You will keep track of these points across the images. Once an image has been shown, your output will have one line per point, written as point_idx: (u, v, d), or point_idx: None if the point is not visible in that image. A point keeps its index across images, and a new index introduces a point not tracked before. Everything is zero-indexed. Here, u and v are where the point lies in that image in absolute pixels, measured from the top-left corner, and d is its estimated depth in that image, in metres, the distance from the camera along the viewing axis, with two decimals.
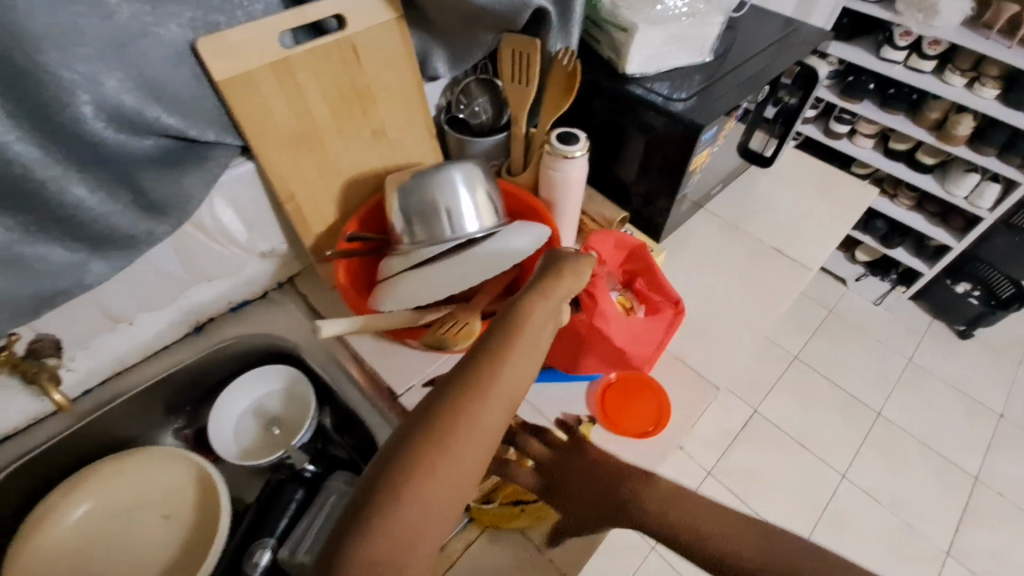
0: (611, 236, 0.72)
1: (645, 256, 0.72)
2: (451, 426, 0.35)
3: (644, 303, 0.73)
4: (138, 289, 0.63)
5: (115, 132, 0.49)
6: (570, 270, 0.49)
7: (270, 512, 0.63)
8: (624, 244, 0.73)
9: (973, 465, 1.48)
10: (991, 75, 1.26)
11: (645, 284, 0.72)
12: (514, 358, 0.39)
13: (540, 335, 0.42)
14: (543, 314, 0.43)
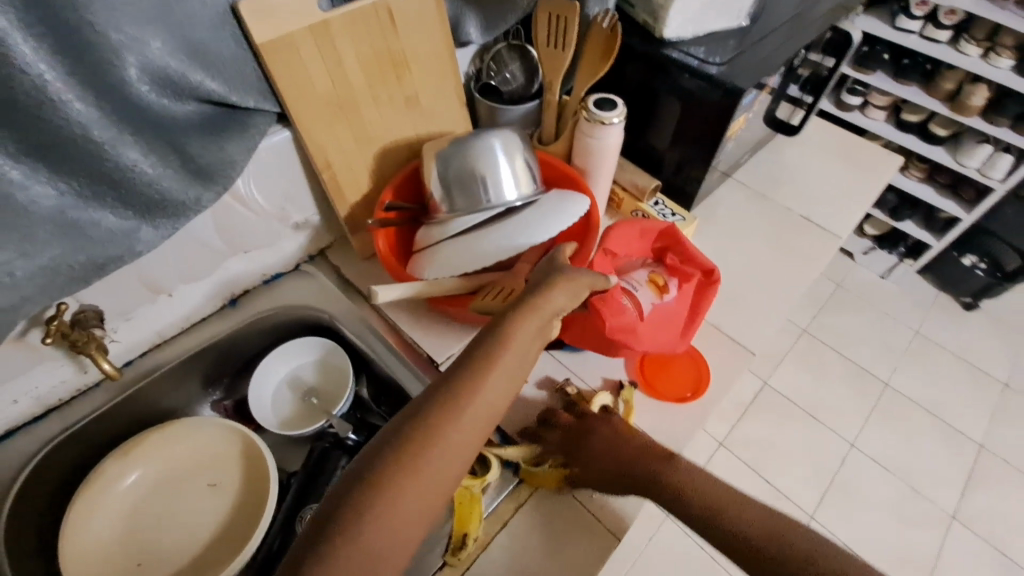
0: (636, 224, 0.70)
1: (673, 235, 0.70)
2: (434, 426, 0.41)
3: (674, 275, 0.69)
4: (178, 259, 0.62)
5: (158, 96, 0.48)
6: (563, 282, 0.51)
7: (317, 481, 0.65)
8: (649, 232, 0.71)
9: (977, 432, 1.51)
10: (1007, 45, 1.24)
11: (676, 258, 0.69)
12: (495, 370, 0.44)
13: (526, 349, 0.46)
14: (530, 328, 0.47)
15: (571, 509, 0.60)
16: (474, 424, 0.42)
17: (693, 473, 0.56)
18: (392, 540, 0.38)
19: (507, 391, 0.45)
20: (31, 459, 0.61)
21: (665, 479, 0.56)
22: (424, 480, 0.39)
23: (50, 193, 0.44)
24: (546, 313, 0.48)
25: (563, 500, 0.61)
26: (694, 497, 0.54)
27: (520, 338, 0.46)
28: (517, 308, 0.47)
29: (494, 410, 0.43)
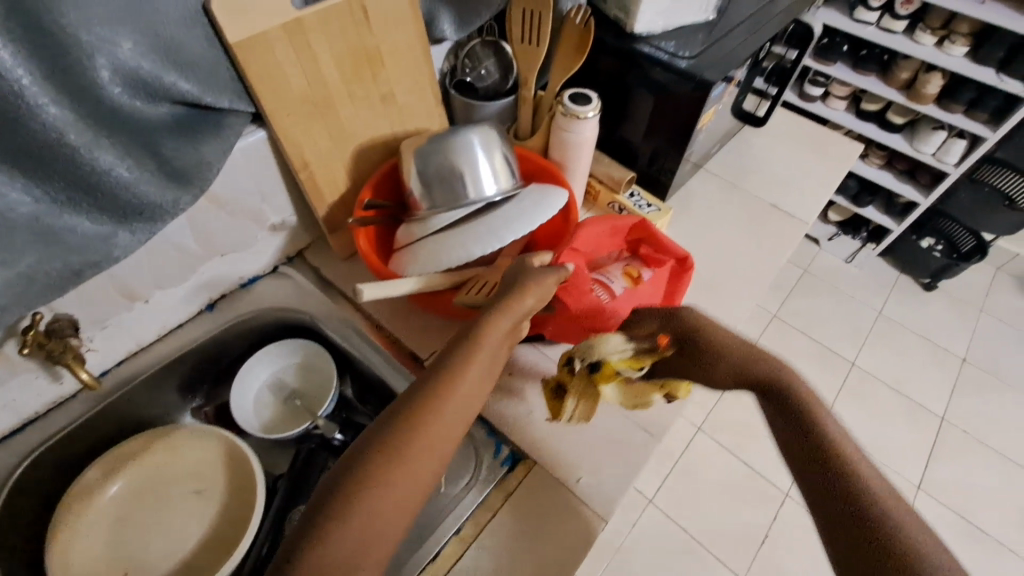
0: (606, 222, 0.68)
1: (646, 229, 0.69)
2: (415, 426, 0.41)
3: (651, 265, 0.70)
4: (153, 265, 0.61)
5: (130, 98, 0.47)
6: (533, 288, 0.52)
7: (306, 483, 0.66)
8: (621, 228, 0.69)
9: (939, 406, 1.58)
10: (961, 32, 1.29)
11: (650, 249, 0.70)
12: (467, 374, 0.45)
13: (495, 352, 0.48)
14: (497, 333, 0.48)
15: (559, 497, 0.61)
16: (453, 428, 0.43)
17: (835, 426, 0.46)
18: (373, 538, 0.38)
19: (478, 393, 0.46)
20: (9, 475, 0.59)
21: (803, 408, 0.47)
22: (407, 477, 0.40)
23: (26, 200, 0.44)
24: (516, 315, 0.50)
25: (552, 484, 0.62)
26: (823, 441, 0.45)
27: (489, 340, 0.47)
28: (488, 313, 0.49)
29: (469, 409, 0.45)
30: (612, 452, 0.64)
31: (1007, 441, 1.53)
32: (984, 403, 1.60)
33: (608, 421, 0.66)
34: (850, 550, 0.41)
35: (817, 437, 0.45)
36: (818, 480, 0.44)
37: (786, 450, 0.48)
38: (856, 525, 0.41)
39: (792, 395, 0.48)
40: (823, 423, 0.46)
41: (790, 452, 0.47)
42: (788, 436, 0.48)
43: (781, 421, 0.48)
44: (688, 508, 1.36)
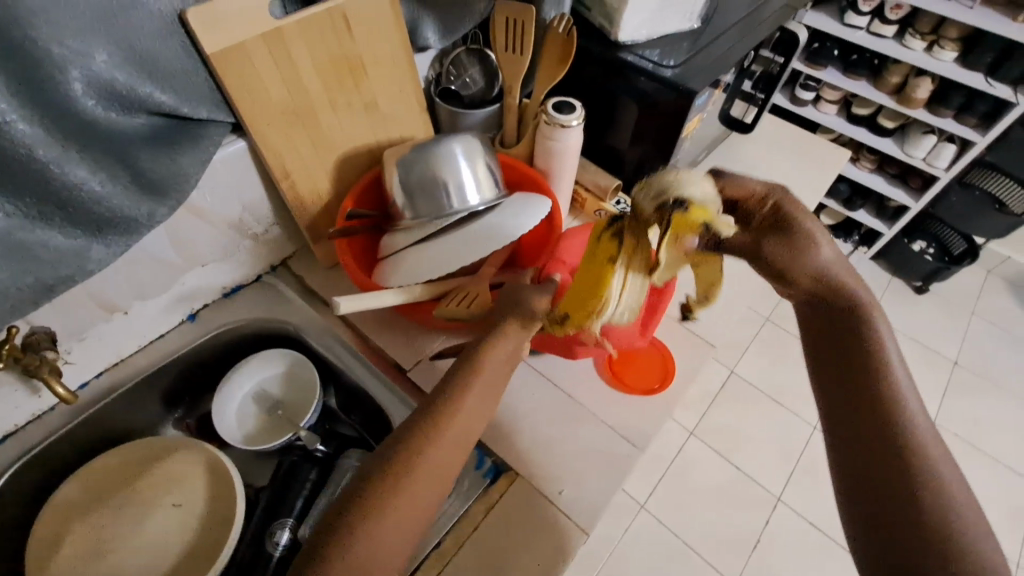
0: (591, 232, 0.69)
1: None
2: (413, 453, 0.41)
3: None
4: (132, 277, 0.61)
5: (106, 111, 0.47)
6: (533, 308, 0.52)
7: (287, 494, 0.64)
8: None
9: (931, 410, 1.58)
10: (950, 37, 1.29)
11: None
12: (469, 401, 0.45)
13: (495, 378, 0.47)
14: (499, 358, 0.48)
15: (541, 509, 0.61)
16: (452, 456, 0.43)
17: (911, 396, 0.39)
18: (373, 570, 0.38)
19: (481, 416, 0.46)
20: None
21: (882, 369, 0.39)
22: (408, 508, 0.40)
23: None
24: (517, 341, 0.49)
25: (535, 498, 0.61)
26: (893, 404, 0.38)
27: (492, 364, 0.47)
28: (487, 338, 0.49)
29: (468, 435, 0.45)
30: (595, 463, 0.63)
31: (998, 444, 1.53)
32: (975, 406, 1.60)
33: (590, 430, 0.66)
34: (874, 480, 0.37)
35: (890, 400, 0.38)
36: (874, 444, 0.37)
37: (825, 384, 0.41)
38: (886, 450, 0.37)
39: (856, 315, 0.41)
40: (898, 386, 0.39)
41: (848, 404, 0.39)
42: (841, 385, 0.40)
43: (829, 338, 0.42)
44: (679, 513, 1.36)
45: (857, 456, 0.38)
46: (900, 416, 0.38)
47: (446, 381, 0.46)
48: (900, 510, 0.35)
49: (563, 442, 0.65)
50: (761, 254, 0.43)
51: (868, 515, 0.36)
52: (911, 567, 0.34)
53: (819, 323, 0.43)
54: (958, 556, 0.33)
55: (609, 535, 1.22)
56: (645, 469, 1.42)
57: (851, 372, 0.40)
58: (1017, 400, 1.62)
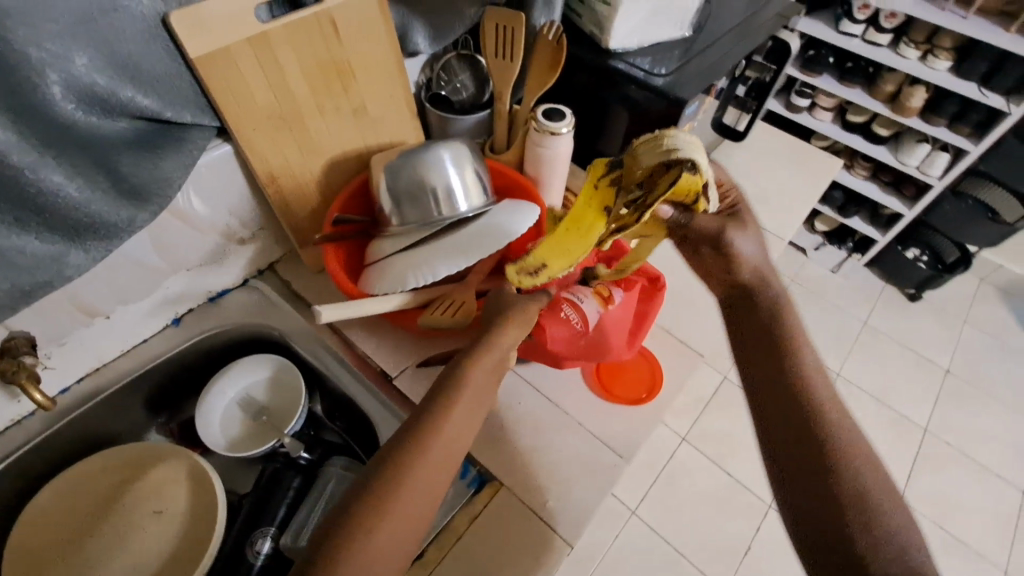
0: None
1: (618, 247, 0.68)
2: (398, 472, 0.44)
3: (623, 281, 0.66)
4: (114, 281, 0.60)
5: (86, 114, 0.46)
6: (517, 319, 0.53)
7: (270, 502, 0.63)
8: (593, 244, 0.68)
9: (922, 417, 1.59)
10: (944, 47, 1.29)
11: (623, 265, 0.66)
12: (451, 421, 0.48)
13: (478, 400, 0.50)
14: (482, 374, 0.50)
15: (525, 519, 0.60)
16: (438, 474, 0.46)
17: (824, 394, 0.49)
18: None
19: (466, 429, 0.49)
20: None
21: (800, 375, 0.49)
22: (396, 524, 0.43)
23: None
24: (503, 350, 0.52)
25: (519, 508, 0.61)
26: (815, 415, 0.48)
27: (476, 378, 0.50)
28: (474, 348, 0.51)
29: (453, 453, 0.48)
30: (580, 473, 0.63)
31: (989, 453, 1.54)
32: (966, 415, 1.60)
33: (576, 439, 0.66)
34: (800, 471, 0.47)
35: (806, 402, 0.48)
36: (801, 450, 0.48)
37: (757, 394, 0.51)
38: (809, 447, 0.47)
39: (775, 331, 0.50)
40: (813, 388, 0.49)
41: (778, 414, 0.49)
42: (772, 399, 0.50)
43: (754, 355, 0.51)
44: (670, 519, 1.35)
45: (788, 460, 0.48)
46: (818, 419, 0.48)
47: (432, 395, 0.49)
48: (830, 503, 0.45)
49: (549, 451, 0.65)
50: (722, 246, 0.47)
51: (805, 510, 0.47)
52: (830, 533, 0.45)
53: (744, 336, 0.51)
54: (860, 524, 0.44)
55: (599, 540, 1.22)
56: (637, 474, 1.42)
57: (779, 385, 0.49)
58: (1008, 409, 1.62)
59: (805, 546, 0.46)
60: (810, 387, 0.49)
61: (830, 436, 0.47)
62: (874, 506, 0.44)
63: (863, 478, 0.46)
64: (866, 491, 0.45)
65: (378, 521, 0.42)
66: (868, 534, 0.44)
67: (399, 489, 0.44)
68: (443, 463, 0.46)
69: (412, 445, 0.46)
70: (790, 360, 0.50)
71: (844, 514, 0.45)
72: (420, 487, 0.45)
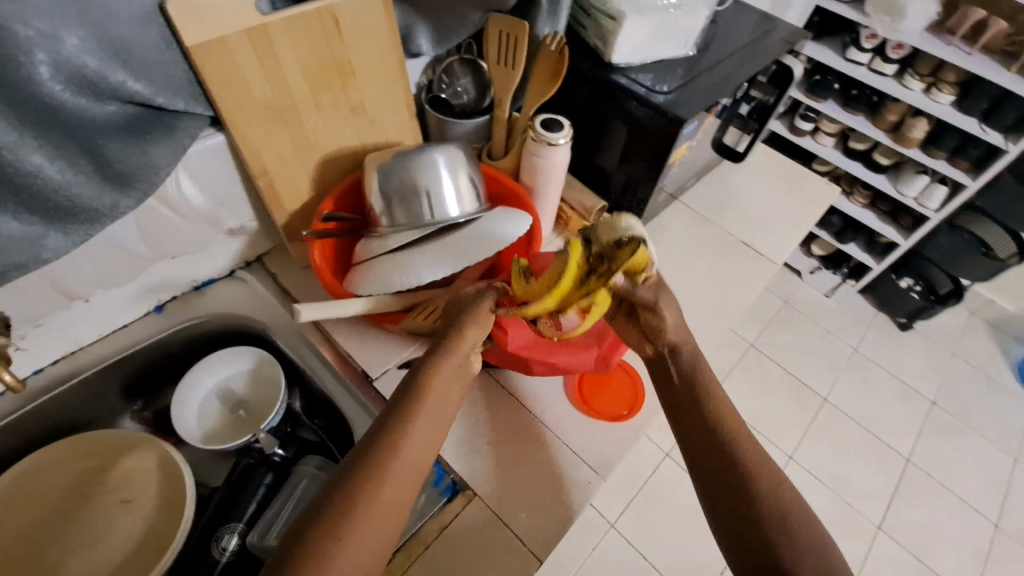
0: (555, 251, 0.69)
1: None
2: (363, 479, 0.44)
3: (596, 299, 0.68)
4: (96, 265, 0.60)
5: (74, 97, 0.45)
6: (476, 320, 0.54)
7: (241, 497, 0.62)
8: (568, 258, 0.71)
9: (905, 446, 1.58)
10: (948, 81, 1.30)
11: None
12: (415, 430, 0.48)
13: (442, 406, 0.50)
14: (445, 379, 0.51)
15: (496, 529, 0.60)
16: (405, 484, 0.45)
17: (733, 415, 0.55)
18: None
19: (434, 434, 0.49)
20: None
21: (712, 399, 0.56)
22: (365, 536, 0.42)
23: None
24: (463, 356, 0.53)
25: (490, 520, 0.61)
26: (737, 449, 0.53)
27: (438, 383, 0.51)
28: (433, 355, 0.52)
29: (420, 463, 0.47)
30: (554, 488, 0.63)
31: (969, 488, 1.53)
32: (949, 447, 1.60)
33: (554, 453, 0.65)
34: (729, 503, 0.51)
35: (728, 439, 0.53)
36: (723, 467, 0.52)
37: (686, 433, 0.56)
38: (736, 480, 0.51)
39: (696, 379, 0.56)
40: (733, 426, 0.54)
41: (698, 436, 0.55)
42: (699, 437, 0.54)
43: (679, 397, 0.57)
44: (648, 534, 1.35)
45: (712, 478, 0.53)
46: (733, 440, 0.53)
47: (396, 400, 0.50)
48: (752, 515, 0.49)
49: (525, 463, 0.64)
50: (654, 315, 0.54)
51: (735, 537, 0.50)
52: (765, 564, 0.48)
53: (666, 385, 0.58)
54: (785, 553, 0.47)
55: None
56: (618, 486, 1.41)
57: (694, 408, 0.56)
58: (991, 445, 1.62)
59: (737, 559, 0.49)
60: (722, 409, 0.55)
61: (746, 453, 0.52)
62: (793, 519, 0.49)
63: (777, 489, 0.51)
64: (780, 502, 0.50)
65: (348, 532, 0.41)
66: (790, 542, 0.48)
67: (370, 496, 0.43)
68: (412, 471, 0.46)
69: (383, 453, 0.45)
70: (702, 386, 0.56)
71: (765, 525, 0.49)
72: (391, 495, 0.44)
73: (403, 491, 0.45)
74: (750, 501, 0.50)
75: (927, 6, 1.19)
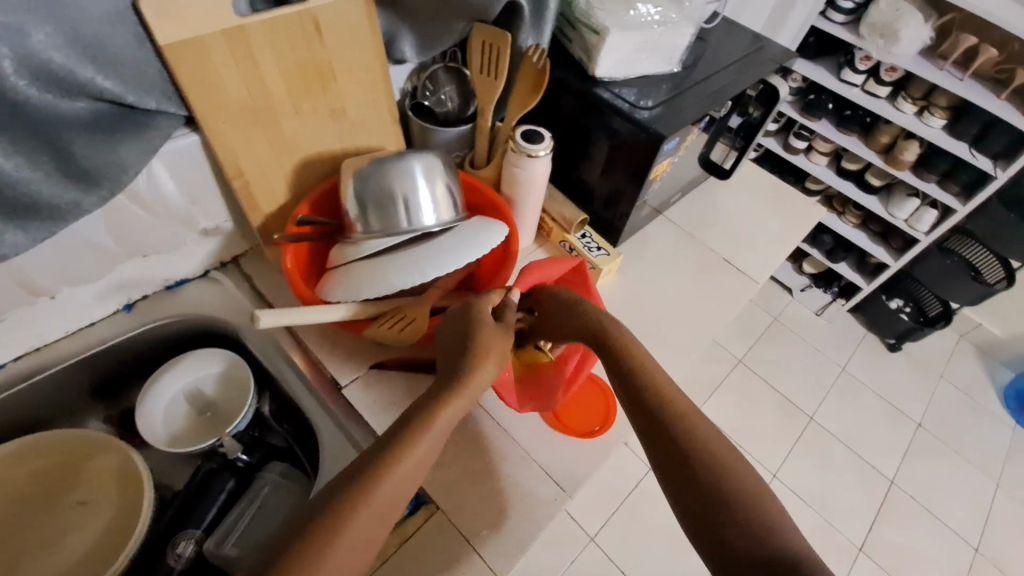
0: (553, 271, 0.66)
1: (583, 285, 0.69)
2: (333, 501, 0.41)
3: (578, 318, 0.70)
4: (63, 262, 0.59)
5: (41, 92, 0.45)
6: (493, 356, 0.50)
7: (200, 503, 0.61)
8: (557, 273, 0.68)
9: (889, 468, 1.58)
10: (940, 105, 1.30)
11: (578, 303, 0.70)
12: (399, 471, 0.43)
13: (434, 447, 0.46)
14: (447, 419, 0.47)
15: (454, 544, 0.59)
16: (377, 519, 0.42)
17: (686, 410, 0.51)
18: None
19: (427, 462, 0.46)
20: None
21: (661, 396, 0.51)
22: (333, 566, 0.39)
23: None
24: (479, 389, 0.49)
25: (452, 536, 0.60)
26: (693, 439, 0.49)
27: (445, 418, 0.47)
28: (443, 393, 0.48)
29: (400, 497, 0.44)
30: (519, 502, 0.62)
31: (951, 511, 1.53)
32: (933, 470, 1.59)
33: (522, 468, 0.64)
34: (697, 504, 0.47)
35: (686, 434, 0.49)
36: (679, 462, 0.48)
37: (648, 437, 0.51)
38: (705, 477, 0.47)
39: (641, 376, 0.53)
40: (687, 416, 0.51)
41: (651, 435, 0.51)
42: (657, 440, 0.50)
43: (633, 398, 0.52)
44: (628, 551, 1.33)
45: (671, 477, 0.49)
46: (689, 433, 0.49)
47: (384, 441, 0.45)
48: (724, 511, 0.46)
49: (490, 478, 0.63)
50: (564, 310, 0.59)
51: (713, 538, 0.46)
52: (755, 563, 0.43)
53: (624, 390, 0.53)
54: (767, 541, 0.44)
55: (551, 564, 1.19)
56: (599, 499, 1.40)
57: (644, 406, 0.51)
58: (976, 470, 1.62)
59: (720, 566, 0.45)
60: (671, 404, 0.51)
61: (703, 448, 0.48)
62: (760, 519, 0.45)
63: (741, 481, 0.47)
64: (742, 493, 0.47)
65: (322, 556, 0.39)
66: (776, 538, 0.44)
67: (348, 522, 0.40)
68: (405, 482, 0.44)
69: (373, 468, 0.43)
70: (645, 382, 0.52)
71: (732, 518, 0.45)
72: (372, 519, 0.42)
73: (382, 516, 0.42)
74: (721, 495, 0.46)
75: (920, 30, 1.20)
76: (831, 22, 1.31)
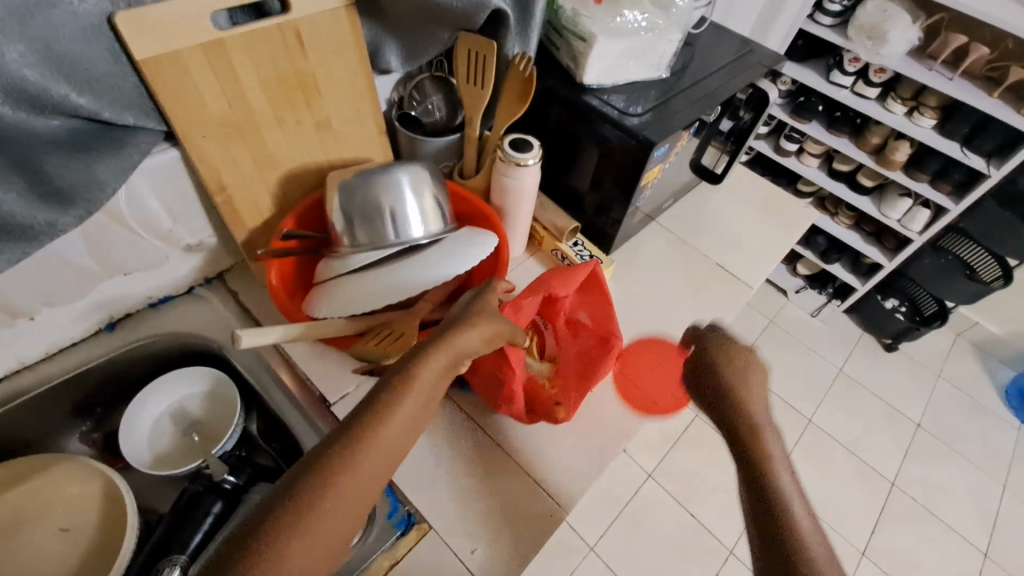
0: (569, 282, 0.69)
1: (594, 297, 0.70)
2: (321, 476, 0.41)
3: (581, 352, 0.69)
4: (42, 283, 0.57)
5: (13, 111, 0.44)
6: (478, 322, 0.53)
7: (185, 527, 0.59)
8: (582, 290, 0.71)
9: (890, 469, 1.57)
10: (930, 105, 1.30)
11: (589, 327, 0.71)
12: (382, 435, 0.44)
13: (414, 415, 0.46)
14: (426, 386, 0.47)
15: (447, 566, 0.58)
16: (367, 482, 0.42)
17: (779, 465, 0.46)
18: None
19: (411, 432, 0.46)
20: None
21: (756, 433, 0.47)
22: (314, 533, 0.39)
23: None
24: (457, 355, 0.50)
25: (447, 557, 0.58)
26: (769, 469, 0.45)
27: (425, 382, 0.47)
28: (417, 356, 0.48)
29: (388, 463, 0.44)
30: (514, 520, 0.61)
31: (954, 513, 1.52)
32: (935, 471, 1.58)
33: (513, 484, 0.63)
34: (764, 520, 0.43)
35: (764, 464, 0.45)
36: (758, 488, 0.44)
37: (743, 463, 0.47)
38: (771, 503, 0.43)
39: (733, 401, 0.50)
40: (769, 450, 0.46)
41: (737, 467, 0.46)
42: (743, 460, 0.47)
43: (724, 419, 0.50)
44: (628, 558, 1.31)
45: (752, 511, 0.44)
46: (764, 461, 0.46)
47: (362, 408, 0.45)
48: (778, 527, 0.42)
49: (483, 496, 0.62)
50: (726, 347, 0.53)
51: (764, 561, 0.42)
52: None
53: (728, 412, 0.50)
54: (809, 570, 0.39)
55: None
56: (599, 510, 1.37)
57: (736, 437, 0.48)
58: (977, 469, 1.61)
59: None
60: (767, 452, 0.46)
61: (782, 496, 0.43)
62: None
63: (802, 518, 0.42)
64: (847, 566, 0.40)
65: (300, 529, 0.38)
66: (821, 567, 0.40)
67: (281, 552, 0.37)
68: (381, 464, 0.43)
69: (348, 443, 0.42)
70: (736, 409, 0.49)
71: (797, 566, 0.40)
72: (349, 498, 0.41)
73: (329, 534, 0.39)
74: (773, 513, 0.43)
75: (908, 31, 1.20)
76: (819, 25, 1.31)
